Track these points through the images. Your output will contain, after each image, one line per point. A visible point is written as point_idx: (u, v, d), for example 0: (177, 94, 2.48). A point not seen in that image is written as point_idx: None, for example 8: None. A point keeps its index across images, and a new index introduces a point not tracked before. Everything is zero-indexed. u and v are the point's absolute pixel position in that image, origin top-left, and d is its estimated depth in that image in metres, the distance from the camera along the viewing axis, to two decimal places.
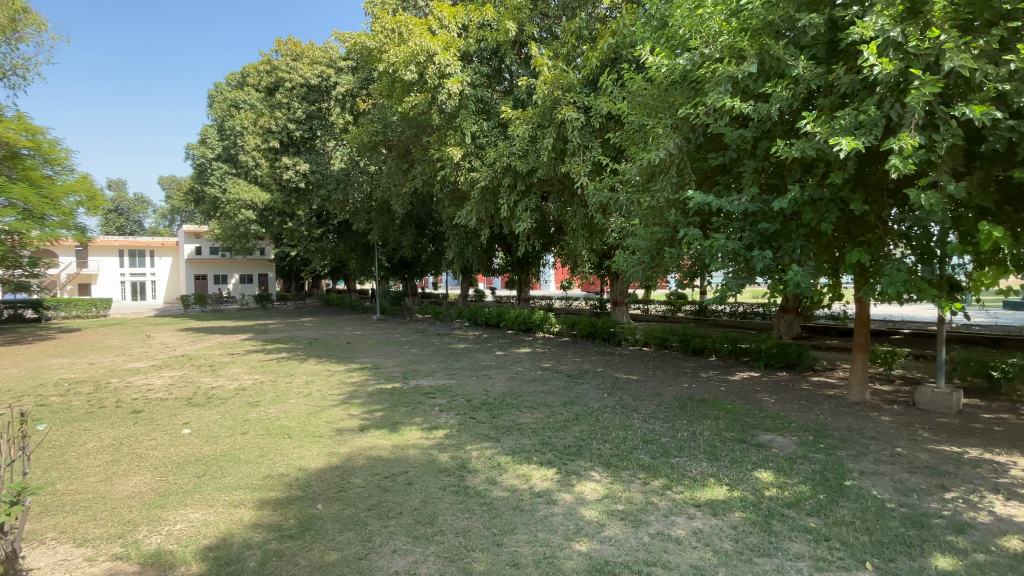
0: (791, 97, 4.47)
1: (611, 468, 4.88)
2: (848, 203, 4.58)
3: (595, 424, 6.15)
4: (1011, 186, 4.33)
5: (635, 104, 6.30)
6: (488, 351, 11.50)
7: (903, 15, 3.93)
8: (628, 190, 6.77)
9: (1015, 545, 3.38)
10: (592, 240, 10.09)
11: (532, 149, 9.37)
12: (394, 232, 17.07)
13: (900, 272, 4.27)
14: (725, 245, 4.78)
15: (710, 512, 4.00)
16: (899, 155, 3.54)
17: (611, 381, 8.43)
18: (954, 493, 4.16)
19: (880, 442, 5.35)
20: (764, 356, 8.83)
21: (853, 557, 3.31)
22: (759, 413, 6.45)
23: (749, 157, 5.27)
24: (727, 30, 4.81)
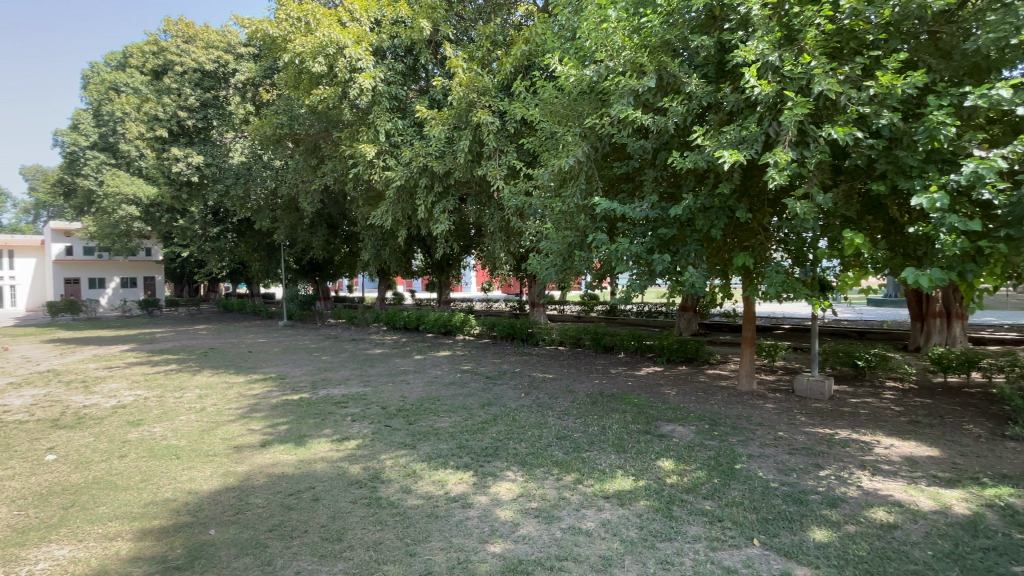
0: (686, 111, 4.83)
1: (527, 467, 4.95)
2: (734, 211, 5.05)
3: (511, 424, 6.22)
4: (864, 198, 5.00)
5: (546, 111, 6.48)
6: (406, 355, 11.23)
7: (781, 42, 4.38)
8: (542, 195, 6.93)
9: (878, 514, 3.86)
10: (510, 243, 10.23)
11: (448, 151, 9.31)
12: (303, 232, 16.15)
13: (778, 273, 4.78)
14: (630, 248, 5.06)
15: (618, 502, 4.19)
16: (775, 168, 3.96)
17: (528, 381, 8.58)
18: (826, 470, 4.71)
19: (765, 427, 5.94)
20: (667, 351, 9.48)
21: (743, 535, 3.62)
22: (662, 405, 6.90)
23: (650, 166, 5.63)
24: (629, 45, 5.10)
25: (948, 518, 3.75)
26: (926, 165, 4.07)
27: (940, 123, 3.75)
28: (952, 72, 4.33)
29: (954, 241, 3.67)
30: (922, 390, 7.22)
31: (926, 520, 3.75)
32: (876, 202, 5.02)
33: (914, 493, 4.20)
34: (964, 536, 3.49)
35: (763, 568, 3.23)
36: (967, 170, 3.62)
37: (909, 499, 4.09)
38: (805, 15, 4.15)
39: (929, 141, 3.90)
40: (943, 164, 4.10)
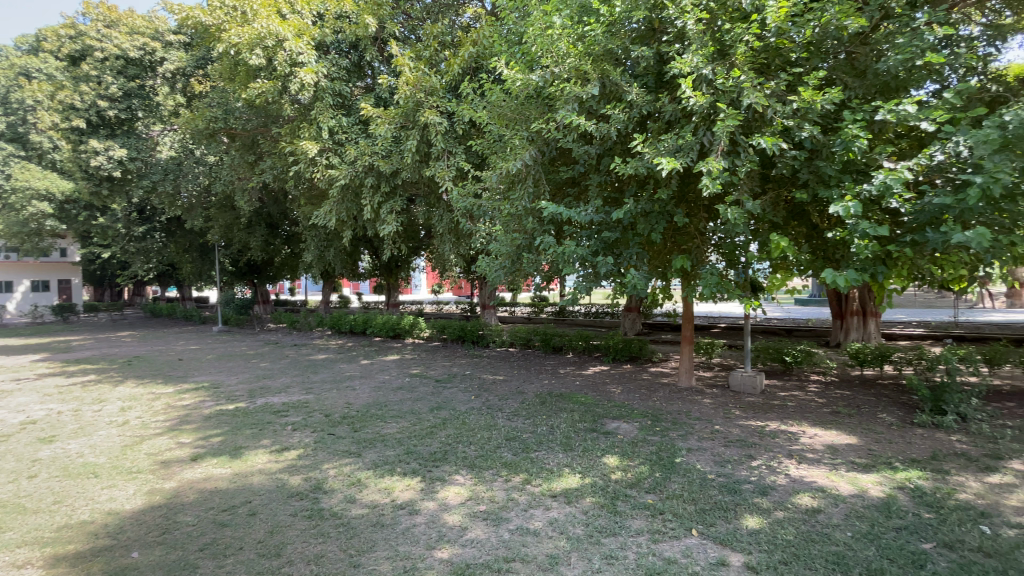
0: (627, 119, 5.01)
1: (475, 470, 4.94)
2: (673, 216, 5.28)
3: (461, 428, 6.18)
4: (790, 205, 5.36)
5: (494, 114, 6.51)
6: (352, 360, 10.91)
7: (715, 56, 4.62)
8: (491, 197, 6.96)
9: (803, 500, 4.14)
10: (459, 245, 10.18)
11: (396, 150, 9.16)
12: (240, 232, 15.37)
13: (713, 275, 5.04)
14: (575, 251, 5.17)
15: (565, 501, 4.26)
16: (708, 176, 4.18)
17: (478, 383, 8.56)
18: (758, 460, 4.99)
19: (703, 421, 6.23)
20: (613, 351, 9.76)
21: (682, 526, 3.78)
22: (608, 403, 7.08)
23: (595, 171, 5.78)
24: (573, 52, 5.22)
25: (864, 501, 4.07)
26: (842, 175, 4.41)
27: (854, 136, 4.08)
28: (865, 90, 4.72)
29: (866, 246, 4.00)
30: (842, 383, 7.82)
31: (846, 503, 4.06)
32: (801, 209, 5.40)
33: (835, 479, 4.53)
34: (878, 516, 3.81)
35: (701, 557, 3.38)
36: (876, 180, 3.96)
37: (831, 485, 4.41)
38: (735, 31, 4.40)
39: (844, 153, 4.24)
40: (857, 174, 4.47)
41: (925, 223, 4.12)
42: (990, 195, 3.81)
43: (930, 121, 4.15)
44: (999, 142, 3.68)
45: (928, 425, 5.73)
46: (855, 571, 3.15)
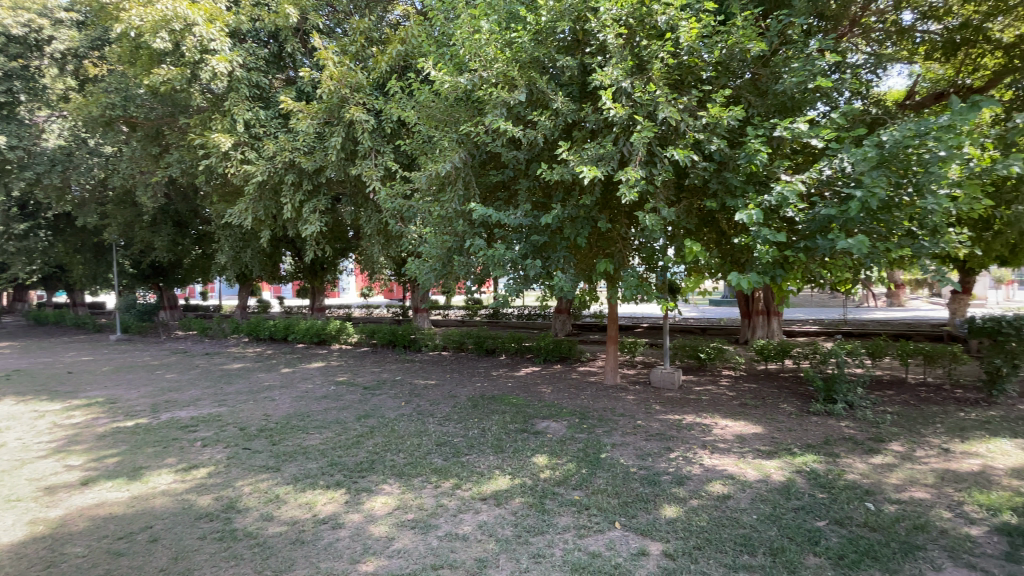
0: (554, 126, 5.15)
1: (404, 478, 4.83)
2: (598, 221, 5.49)
3: (389, 435, 6.02)
4: (702, 213, 5.75)
5: (423, 114, 6.44)
6: (272, 369, 10.28)
7: (633, 70, 4.88)
8: (421, 199, 6.86)
9: (715, 488, 4.45)
10: (389, 247, 9.93)
11: (319, 147, 8.79)
12: (142, 230, 14.03)
13: (634, 278, 5.29)
14: (505, 255, 5.23)
15: (494, 503, 4.27)
16: (627, 184, 4.40)
17: (408, 389, 8.39)
18: (676, 452, 5.30)
19: (627, 417, 6.51)
20: (544, 352, 9.96)
21: (606, 520, 3.92)
22: (538, 404, 7.21)
23: (524, 176, 5.89)
24: (501, 57, 5.28)
25: (767, 485, 4.44)
26: (746, 186, 4.81)
27: (755, 151, 4.47)
28: (765, 109, 5.17)
29: (766, 251, 4.39)
30: (749, 377, 8.49)
31: (752, 488, 4.40)
32: (712, 217, 5.81)
33: (743, 466, 4.90)
34: (778, 498, 4.17)
35: (623, 549, 3.52)
36: (775, 192, 4.35)
37: (739, 472, 4.77)
38: (651, 48, 4.67)
39: (747, 166, 4.63)
40: (759, 186, 4.89)
41: (816, 231, 4.58)
42: (867, 208, 4.32)
43: (818, 139, 4.63)
44: (873, 161, 4.17)
45: (820, 412, 6.37)
46: (759, 550, 3.42)
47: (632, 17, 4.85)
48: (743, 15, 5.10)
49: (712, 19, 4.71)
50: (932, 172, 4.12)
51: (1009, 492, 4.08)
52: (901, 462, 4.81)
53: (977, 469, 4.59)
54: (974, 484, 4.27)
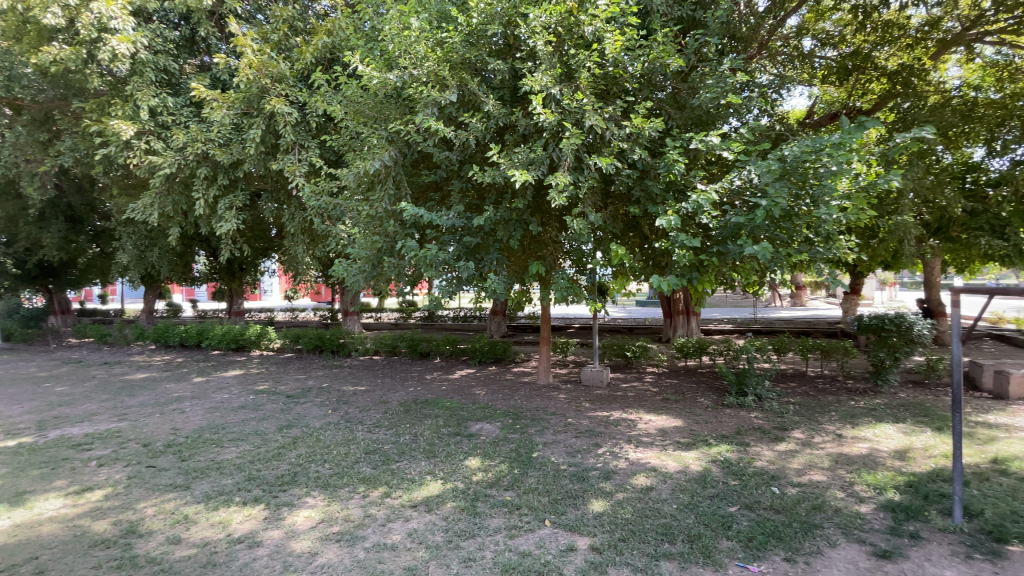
0: (485, 129, 5.17)
1: (329, 489, 4.62)
2: (529, 224, 5.57)
3: (314, 445, 5.75)
4: (627, 218, 6.01)
5: (351, 110, 6.22)
6: (183, 378, 9.46)
7: (562, 78, 5.01)
8: (349, 198, 6.63)
9: (640, 480, 4.65)
10: (315, 247, 9.49)
11: (237, 139, 8.23)
12: (26, 225, 12.43)
13: (564, 280, 5.42)
14: (437, 256, 5.17)
15: (425, 509, 4.19)
16: (556, 189, 4.50)
17: (336, 396, 8.05)
18: (604, 448, 5.49)
19: (558, 416, 6.66)
20: (478, 354, 9.95)
21: (537, 519, 3.98)
22: (472, 406, 7.19)
23: (456, 177, 5.86)
24: (432, 56, 5.22)
25: (687, 475, 4.71)
26: (666, 194, 5.10)
27: (674, 161, 4.75)
28: (684, 121, 5.49)
29: (684, 255, 4.66)
30: (671, 373, 8.99)
31: (673, 479, 4.65)
32: (637, 222, 6.08)
33: (664, 458, 5.17)
34: (696, 487, 4.44)
35: (552, 546, 3.59)
36: (691, 200, 4.64)
37: (662, 464, 5.02)
38: (579, 57, 4.83)
39: (667, 174, 4.90)
40: (678, 194, 5.19)
41: (728, 237, 4.92)
42: (771, 216, 4.71)
43: (729, 152, 4.99)
44: (776, 173, 4.55)
45: (734, 405, 6.86)
46: (678, 537, 3.62)
47: (561, 26, 4.98)
48: (663, 32, 5.39)
49: (635, 33, 4.94)
50: (825, 184, 4.56)
51: (890, 471, 4.60)
52: (802, 449, 5.29)
53: (865, 451, 5.13)
54: (862, 465, 4.77)
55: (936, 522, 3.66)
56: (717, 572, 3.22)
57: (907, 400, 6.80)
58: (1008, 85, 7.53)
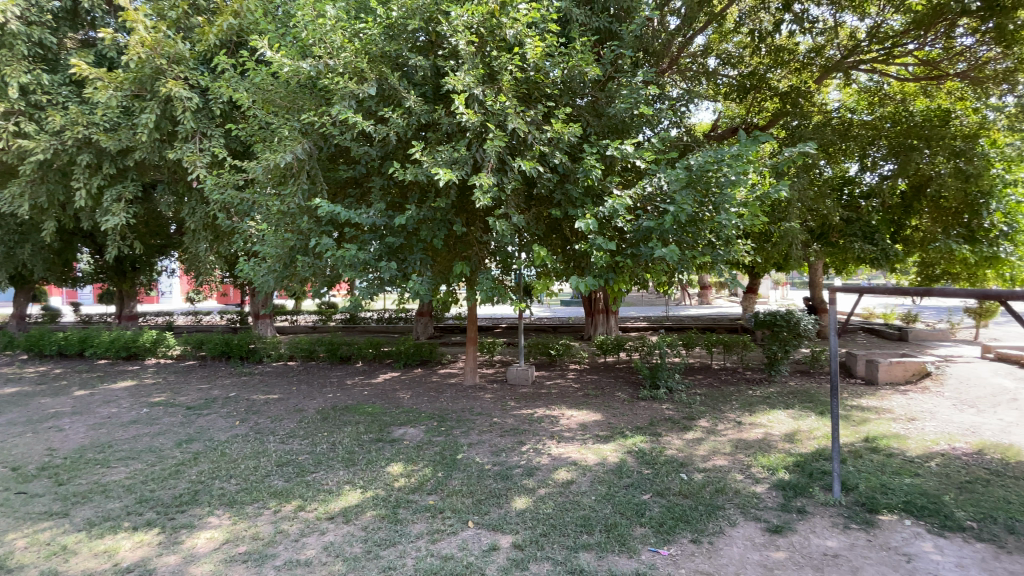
0: (406, 126, 5.05)
1: (235, 506, 4.28)
2: (453, 224, 5.52)
3: (218, 460, 5.30)
4: (550, 220, 6.15)
5: (259, 98, 5.81)
6: (61, 392, 8.35)
7: (484, 79, 5.02)
8: (258, 192, 6.20)
9: (561, 475, 4.77)
10: (220, 244, 8.79)
11: (127, 124, 7.41)
12: None
13: (488, 281, 5.43)
14: (356, 256, 4.96)
15: (342, 521, 4.01)
16: (480, 189, 4.50)
17: (245, 405, 7.48)
18: (527, 445, 5.58)
19: (483, 416, 6.67)
20: (403, 356, 9.71)
21: (460, 521, 3.95)
22: (395, 410, 6.99)
23: (376, 174, 5.68)
24: (349, 47, 5.02)
25: (605, 467, 4.91)
26: (585, 197, 5.29)
27: (592, 166, 4.95)
28: (601, 128, 5.72)
29: (602, 257, 4.86)
30: (593, 369, 9.33)
31: (592, 472, 4.82)
32: (558, 223, 6.24)
33: (584, 452, 5.35)
34: (613, 478, 4.63)
35: (474, 547, 3.57)
36: (608, 204, 4.86)
37: (582, 458, 5.19)
38: (501, 60, 4.87)
39: (586, 179, 5.10)
40: (596, 198, 5.41)
41: (641, 240, 5.18)
42: (678, 221, 5.04)
43: (642, 159, 5.28)
44: (683, 181, 4.88)
45: (649, 397, 7.26)
46: (596, 528, 3.75)
47: (483, 26, 4.99)
48: (582, 41, 5.59)
49: (555, 40, 5.07)
50: (725, 193, 4.96)
51: (782, 453, 5.08)
52: (708, 436, 5.71)
53: (760, 436, 5.65)
54: (758, 449, 5.24)
55: (819, 496, 4.10)
56: (631, 558, 3.37)
57: (796, 388, 7.58)
58: (877, 109, 8.61)
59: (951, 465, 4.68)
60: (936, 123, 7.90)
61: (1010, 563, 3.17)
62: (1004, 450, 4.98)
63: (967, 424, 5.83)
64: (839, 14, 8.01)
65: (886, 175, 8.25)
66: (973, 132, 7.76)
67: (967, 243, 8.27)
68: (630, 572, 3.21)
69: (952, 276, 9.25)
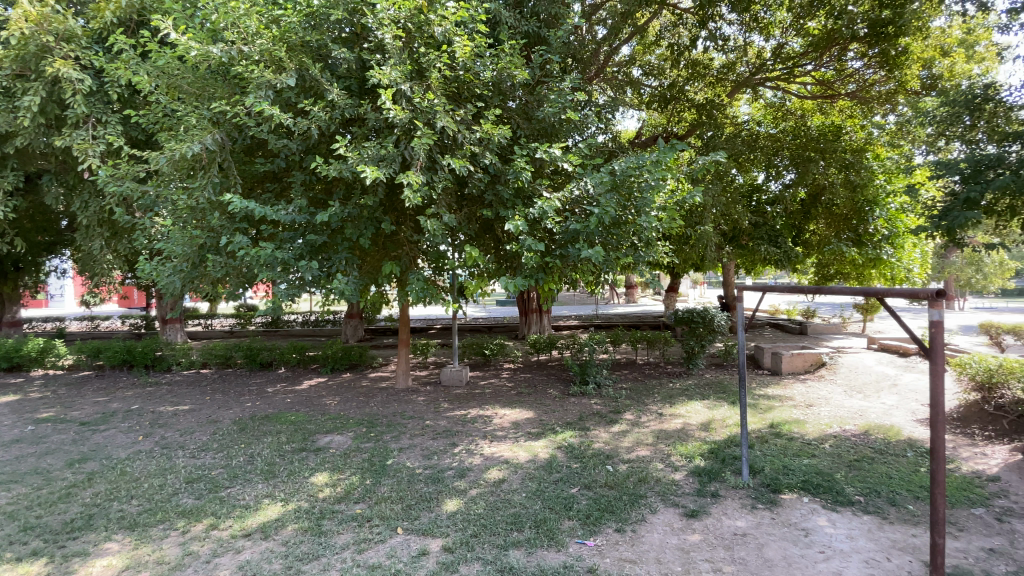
0: (329, 119, 4.86)
1: (137, 529, 3.89)
2: (381, 223, 5.36)
3: (118, 480, 4.79)
4: (481, 221, 6.15)
5: (164, 82, 5.36)
6: None
7: (412, 75, 4.94)
8: (163, 185, 5.70)
9: (493, 474, 4.78)
10: (118, 241, 8.00)
11: (4, 105, 6.56)
12: None
13: (419, 281, 5.32)
14: (274, 255, 4.68)
15: (260, 537, 3.76)
16: (409, 187, 4.41)
17: (150, 418, 6.83)
18: (460, 446, 5.54)
19: (416, 419, 6.55)
20: (330, 360, 9.28)
21: (388, 528, 3.83)
22: (321, 417, 6.69)
23: (298, 168, 5.43)
24: (265, 34, 4.77)
25: (535, 463, 4.99)
26: (515, 199, 5.35)
27: (522, 168, 5.03)
28: (531, 132, 5.80)
29: (532, 257, 4.92)
30: (526, 368, 9.45)
31: (523, 469, 4.87)
32: (489, 224, 6.25)
33: (516, 450, 5.40)
34: (543, 474, 4.72)
35: (403, 554, 3.49)
36: (537, 206, 4.96)
37: (514, 456, 5.24)
38: (429, 56, 4.82)
39: (516, 181, 5.17)
40: (525, 200, 5.49)
41: (569, 241, 5.31)
42: (603, 223, 5.23)
43: (570, 163, 5.43)
44: (608, 185, 5.10)
45: (579, 393, 7.47)
46: (526, 525, 3.79)
47: (410, 22, 4.93)
48: (511, 43, 5.65)
49: (483, 41, 5.09)
50: (646, 197, 5.23)
51: (698, 441, 5.42)
52: (632, 428, 5.96)
53: (680, 426, 5.99)
54: (677, 438, 5.55)
55: (730, 480, 4.41)
56: (560, 552, 3.44)
57: (712, 380, 8.13)
58: (780, 124, 9.39)
59: (842, 445, 5.21)
60: (830, 137, 8.75)
61: (888, 530, 3.57)
62: (885, 430, 5.62)
63: (856, 408, 6.53)
64: (747, 35, 8.68)
65: (788, 184, 9.04)
66: (860, 147, 8.69)
67: (855, 246, 9.33)
68: (558, 565, 3.27)
69: (844, 276, 10.13)
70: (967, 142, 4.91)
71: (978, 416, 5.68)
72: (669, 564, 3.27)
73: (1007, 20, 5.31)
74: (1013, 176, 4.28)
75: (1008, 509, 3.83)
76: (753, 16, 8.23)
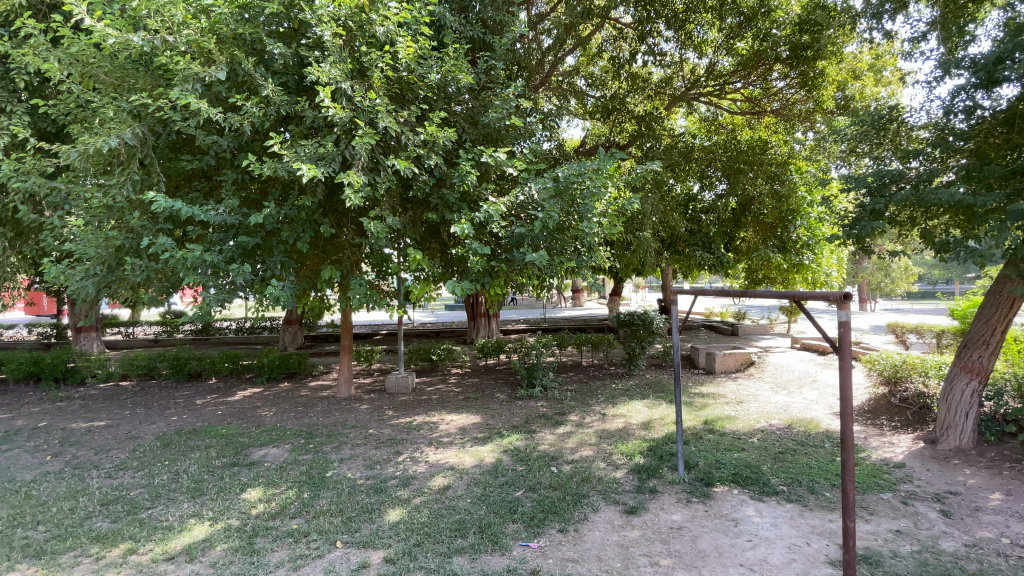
0: (264, 115, 4.68)
1: (43, 557, 3.52)
2: (320, 225, 5.19)
3: (21, 505, 4.32)
4: (427, 225, 6.07)
5: (77, 71, 4.98)
6: None
7: (354, 74, 4.86)
8: (75, 182, 5.26)
9: (438, 481, 4.72)
10: (24, 243, 7.38)
11: None
12: None
13: (363, 285, 5.16)
14: (202, 258, 4.41)
15: (184, 559, 3.50)
16: (351, 188, 4.30)
17: (60, 436, 6.24)
18: (404, 455, 5.43)
19: (358, 428, 6.35)
20: (266, 370, 8.82)
21: (326, 542, 3.67)
22: (255, 430, 6.35)
23: (229, 167, 5.19)
24: (193, 24, 4.54)
25: (481, 468, 4.97)
26: (461, 203, 5.34)
27: (467, 172, 5.04)
28: (475, 136, 5.81)
29: (476, 261, 4.92)
30: (473, 373, 9.44)
31: (468, 474, 4.84)
32: (435, 227, 6.18)
33: (462, 456, 5.36)
34: (489, 479, 4.70)
35: (342, 568, 3.35)
36: (482, 210, 4.99)
37: (459, 461, 5.20)
38: (371, 56, 4.76)
39: (461, 184, 5.15)
40: (471, 204, 5.51)
41: (515, 245, 5.37)
42: (547, 228, 5.32)
43: (514, 168, 5.50)
44: (551, 191, 5.22)
45: (525, 397, 7.53)
46: (470, 530, 3.77)
47: (351, 20, 4.86)
48: (455, 46, 5.67)
49: (427, 44, 5.07)
50: (587, 204, 5.39)
51: (638, 440, 5.61)
52: (576, 429, 6.08)
53: (621, 425, 6.17)
54: (619, 438, 5.71)
55: (667, 476, 4.60)
56: (504, 555, 3.45)
57: (651, 379, 8.47)
58: (713, 136, 9.92)
59: (768, 439, 5.56)
60: (758, 150, 9.25)
61: (808, 517, 3.84)
62: (806, 424, 6.03)
63: (781, 403, 7.00)
64: (682, 51, 9.08)
65: (720, 194, 9.71)
66: (784, 160, 9.27)
67: (780, 252, 10.05)
68: (502, 569, 3.26)
69: (770, 280, 10.76)
70: (874, 158, 5.39)
71: (886, 408, 6.25)
72: (609, 560, 3.35)
73: (909, 47, 5.88)
74: (912, 190, 4.72)
75: (911, 492, 4.23)
76: (688, 34, 8.66)
